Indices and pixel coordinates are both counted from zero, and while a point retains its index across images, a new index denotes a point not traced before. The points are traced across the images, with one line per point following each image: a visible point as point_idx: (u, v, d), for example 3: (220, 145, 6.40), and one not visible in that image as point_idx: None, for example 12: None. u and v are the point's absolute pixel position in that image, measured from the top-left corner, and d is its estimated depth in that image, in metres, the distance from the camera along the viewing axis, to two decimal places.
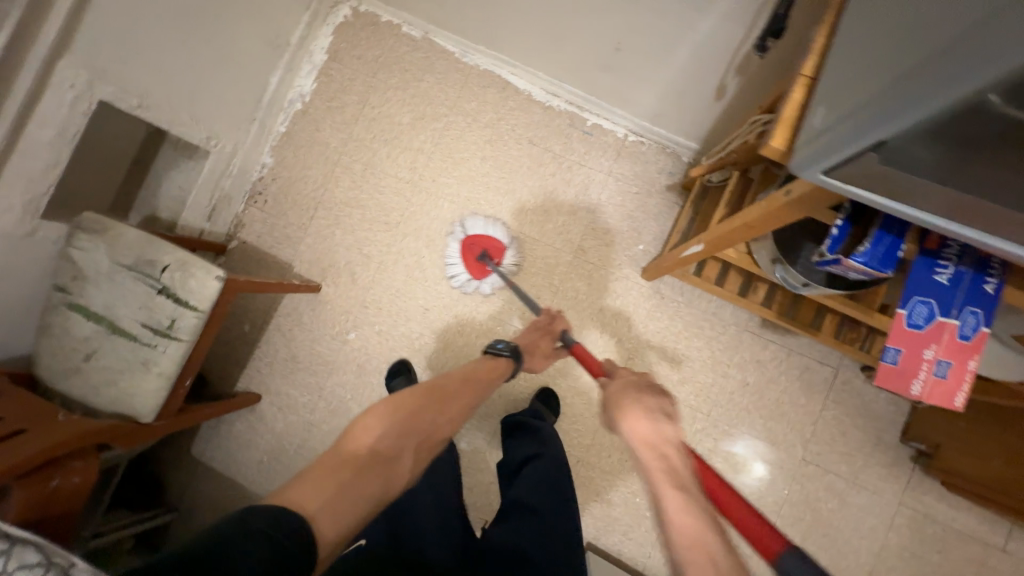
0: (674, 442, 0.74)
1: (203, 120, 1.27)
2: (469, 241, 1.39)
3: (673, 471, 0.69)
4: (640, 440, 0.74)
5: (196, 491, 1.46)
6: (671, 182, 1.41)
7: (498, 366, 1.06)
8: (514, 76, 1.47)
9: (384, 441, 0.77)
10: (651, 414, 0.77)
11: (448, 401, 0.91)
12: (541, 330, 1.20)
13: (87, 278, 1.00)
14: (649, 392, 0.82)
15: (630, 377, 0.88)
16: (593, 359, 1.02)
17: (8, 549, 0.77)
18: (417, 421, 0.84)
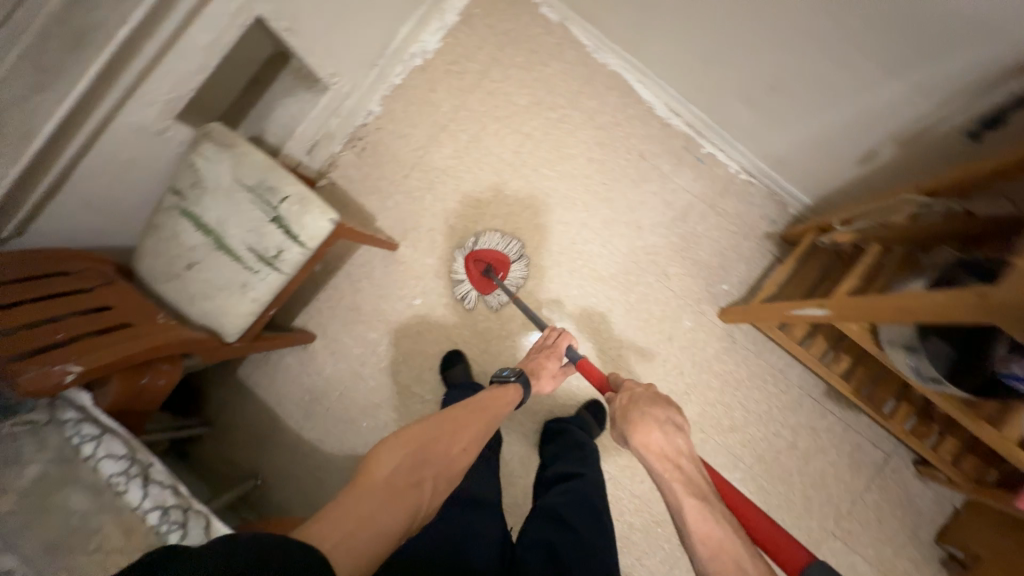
0: (686, 453, 0.86)
1: (334, 56, 1.26)
2: (473, 256, 1.39)
3: (692, 481, 0.81)
4: (656, 453, 0.86)
5: (232, 410, 1.48)
6: (772, 230, 1.38)
7: (508, 396, 1.07)
8: (641, 85, 1.44)
9: (398, 473, 0.81)
10: (663, 428, 0.88)
11: (461, 431, 0.94)
12: (544, 351, 1.19)
13: (205, 188, 1.01)
14: (660, 404, 0.93)
15: (637, 391, 0.98)
16: (597, 372, 1.09)
17: (99, 435, 0.81)
18: (431, 452, 0.87)
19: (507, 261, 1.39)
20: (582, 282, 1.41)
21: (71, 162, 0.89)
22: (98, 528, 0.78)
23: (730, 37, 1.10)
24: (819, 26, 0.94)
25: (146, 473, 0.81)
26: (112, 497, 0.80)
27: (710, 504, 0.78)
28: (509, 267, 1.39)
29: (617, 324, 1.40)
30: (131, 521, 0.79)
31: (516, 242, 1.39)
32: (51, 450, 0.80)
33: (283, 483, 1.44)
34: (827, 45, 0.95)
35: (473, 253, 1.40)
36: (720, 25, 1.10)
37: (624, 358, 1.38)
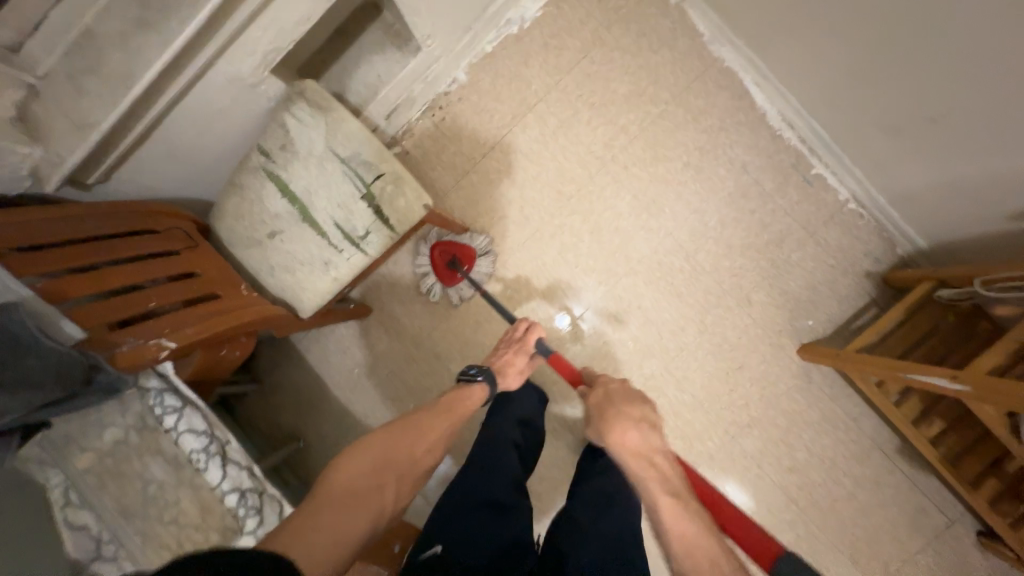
0: (659, 450, 0.98)
1: (432, 16, 1.14)
2: (438, 247, 1.35)
3: (666, 480, 0.92)
4: (632, 450, 0.96)
5: (280, 373, 1.47)
6: (873, 269, 1.27)
7: (471, 396, 1.01)
8: (758, 88, 1.30)
9: (362, 477, 0.79)
10: (639, 427, 0.99)
11: (423, 431, 0.91)
12: (511, 346, 1.13)
13: (295, 152, 0.93)
14: (636, 405, 1.03)
15: (612, 386, 1.08)
16: (569, 368, 1.16)
17: (181, 408, 0.78)
18: (391, 453, 0.85)
19: (474, 255, 1.33)
20: (657, 295, 1.33)
21: (162, 112, 0.81)
22: (175, 502, 0.77)
23: (892, 56, 0.95)
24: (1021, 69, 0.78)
25: (224, 452, 0.80)
26: (190, 473, 0.78)
27: (683, 501, 0.89)
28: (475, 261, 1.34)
29: (687, 345, 1.32)
30: (207, 500, 0.78)
31: (482, 235, 1.34)
32: (131, 417, 0.78)
33: (324, 453, 1.43)
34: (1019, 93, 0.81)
35: (437, 245, 1.35)
36: (885, 41, 0.94)
37: (690, 381, 1.32)
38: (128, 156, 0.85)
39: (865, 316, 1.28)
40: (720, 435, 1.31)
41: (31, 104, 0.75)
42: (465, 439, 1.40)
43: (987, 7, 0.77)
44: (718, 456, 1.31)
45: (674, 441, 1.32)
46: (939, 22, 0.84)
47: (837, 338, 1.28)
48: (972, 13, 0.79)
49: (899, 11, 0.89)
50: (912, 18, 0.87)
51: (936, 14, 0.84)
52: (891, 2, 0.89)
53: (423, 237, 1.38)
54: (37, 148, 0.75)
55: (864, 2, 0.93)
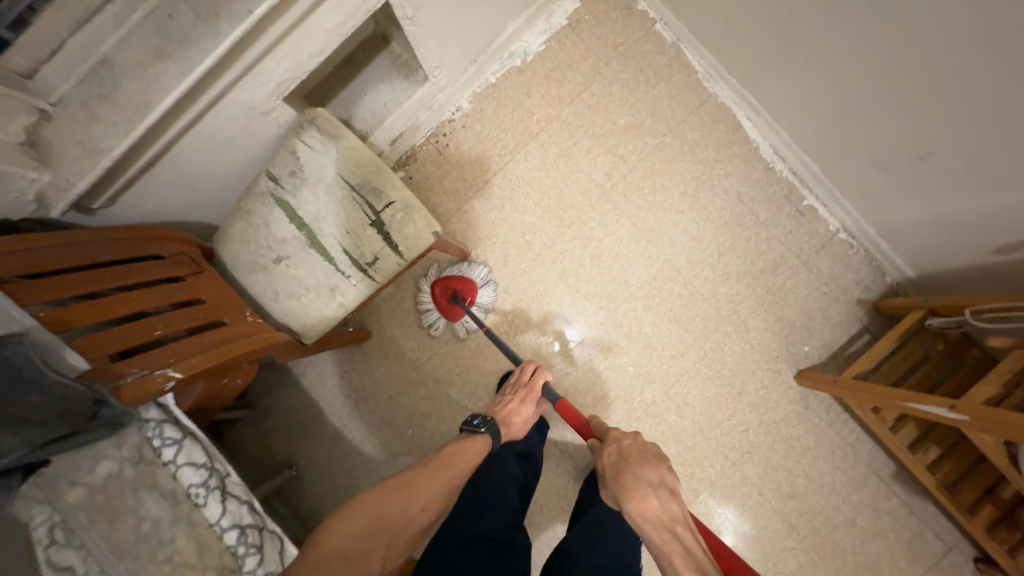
0: (680, 519, 0.82)
1: (440, 49, 1.18)
2: (438, 284, 1.34)
3: (694, 557, 0.76)
4: (653, 521, 0.81)
5: (273, 398, 1.43)
6: (864, 296, 1.32)
7: (473, 449, 0.98)
8: (750, 123, 1.36)
9: (350, 543, 0.78)
10: (657, 493, 0.85)
11: (420, 489, 0.88)
12: (519, 391, 1.13)
13: (304, 178, 0.93)
14: (652, 465, 0.90)
15: (625, 444, 0.94)
16: (576, 416, 1.03)
17: (180, 440, 0.77)
18: (385, 516, 0.82)
19: (477, 287, 1.34)
20: (657, 321, 1.35)
21: (173, 139, 0.81)
22: (170, 539, 0.74)
23: (884, 97, 1.00)
24: (1013, 114, 0.83)
25: (224, 485, 0.78)
26: (188, 509, 0.76)
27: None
28: (477, 294, 1.34)
29: (687, 370, 1.34)
30: (206, 538, 0.76)
31: (484, 268, 1.35)
32: (127, 449, 0.75)
33: (318, 481, 1.39)
34: (1012, 134, 0.85)
35: (437, 281, 1.35)
36: (877, 85, 1.00)
37: (690, 406, 1.33)
38: (137, 179, 0.84)
39: (858, 343, 1.32)
40: (720, 461, 1.31)
41: (41, 129, 0.74)
42: None
43: (980, 57, 0.82)
44: (719, 482, 1.30)
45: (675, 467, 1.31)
46: (933, 68, 0.89)
47: (832, 365, 1.31)
48: (965, 62, 0.84)
49: (893, 57, 0.94)
50: (907, 63, 0.92)
51: (931, 61, 0.89)
52: (884, 49, 0.94)
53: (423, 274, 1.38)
54: (45, 172, 0.74)
55: (858, 48, 0.98)
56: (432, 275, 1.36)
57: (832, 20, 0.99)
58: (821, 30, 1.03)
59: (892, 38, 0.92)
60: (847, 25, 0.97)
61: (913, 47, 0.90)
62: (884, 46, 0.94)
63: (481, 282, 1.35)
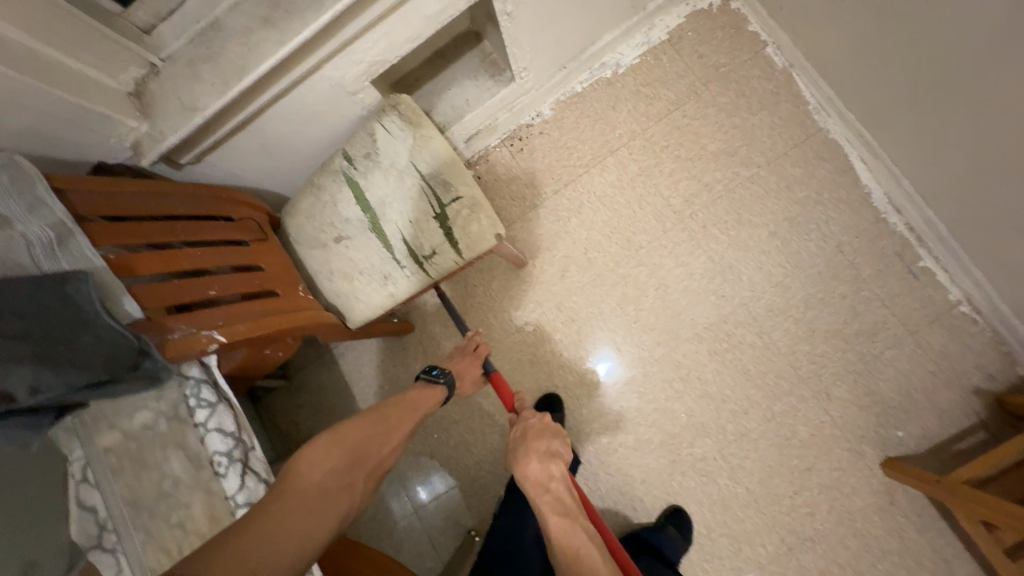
0: (558, 476, 0.88)
1: (532, 51, 1.14)
2: None
3: (559, 500, 0.85)
4: (530, 478, 0.87)
5: (309, 375, 1.43)
6: (983, 385, 1.10)
7: (432, 398, 0.95)
8: (864, 166, 1.20)
9: (332, 475, 0.74)
10: (541, 457, 0.89)
11: (389, 431, 0.85)
12: (465, 357, 1.07)
13: (377, 162, 0.92)
14: (546, 435, 0.93)
15: (531, 421, 0.96)
16: (507, 390, 1.01)
17: (214, 405, 0.75)
18: (361, 450, 0.79)
19: None
20: (720, 369, 1.21)
21: (260, 108, 0.82)
22: (187, 504, 0.73)
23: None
24: None
25: (246, 458, 0.75)
26: (209, 476, 0.75)
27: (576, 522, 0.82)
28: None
29: (749, 429, 1.18)
30: (219, 510, 0.73)
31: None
32: (165, 404, 0.75)
33: None
34: None
35: None
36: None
37: (746, 472, 1.17)
38: (222, 142, 0.86)
39: (969, 439, 1.10)
40: (774, 542, 1.13)
41: (148, 83, 0.78)
42: (484, 485, 1.29)
43: None
44: (769, 566, 1.13)
45: (718, 538, 1.15)
46: None
47: (932, 460, 1.10)
48: None
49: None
50: None
51: None
52: None
53: None
54: (144, 123, 0.77)
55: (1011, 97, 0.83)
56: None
57: (982, 62, 0.85)
58: (965, 73, 0.88)
59: None
60: (1004, 69, 0.82)
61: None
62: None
63: None
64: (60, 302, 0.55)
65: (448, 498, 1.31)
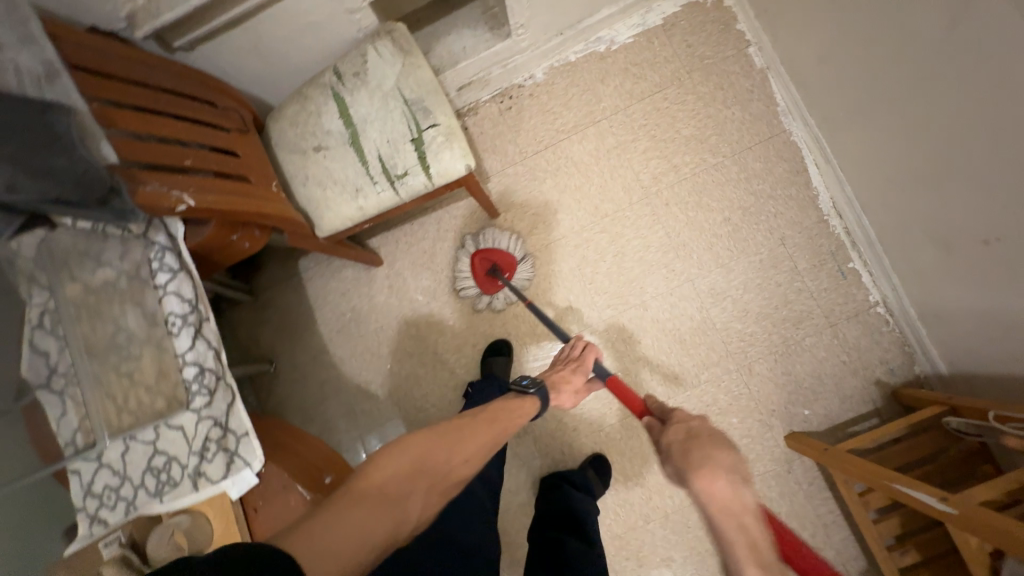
0: (752, 508, 0.72)
1: (532, 9, 1.20)
2: (481, 254, 1.33)
3: (753, 543, 0.68)
4: (717, 503, 0.73)
5: (276, 294, 1.47)
6: (883, 378, 1.23)
7: (523, 408, 0.89)
8: (817, 170, 1.30)
9: (396, 480, 0.66)
10: (731, 477, 0.75)
11: (465, 439, 0.76)
12: (569, 364, 1.07)
13: (365, 81, 0.96)
14: (724, 447, 0.80)
15: (693, 424, 0.87)
16: (632, 396, 0.99)
17: (175, 271, 0.80)
18: (428, 462, 0.70)
19: (517, 264, 1.32)
20: (660, 336, 1.31)
21: (256, 6, 0.86)
22: (137, 356, 0.79)
23: (958, 170, 0.92)
24: None
25: (200, 325, 0.81)
26: (162, 334, 0.81)
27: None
28: (516, 268, 1.33)
29: (676, 393, 1.29)
30: (167, 364, 0.80)
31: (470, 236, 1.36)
32: (128, 264, 0.81)
33: (292, 383, 1.43)
34: None
35: (480, 251, 1.34)
36: (945, 157, 0.93)
37: None
38: (215, 34, 0.89)
39: (864, 424, 1.23)
40: (681, 495, 1.25)
41: None
42: (427, 417, 1.36)
43: None
44: (674, 516, 1.25)
45: (633, 486, 1.27)
46: (1008, 141, 0.80)
47: (829, 437, 1.23)
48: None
49: (965, 128, 0.87)
50: (983, 133, 0.84)
51: (1004, 135, 0.80)
52: (958, 114, 0.87)
53: (463, 246, 1.38)
54: None
55: (938, 116, 0.91)
56: (471, 249, 1.35)
57: (912, 84, 0.94)
58: (897, 87, 0.97)
59: (966, 104, 0.85)
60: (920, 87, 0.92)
61: (985, 120, 0.83)
62: (964, 114, 0.86)
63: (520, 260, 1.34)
64: (38, 124, 0.59)
65: (392, 426, 1.38)
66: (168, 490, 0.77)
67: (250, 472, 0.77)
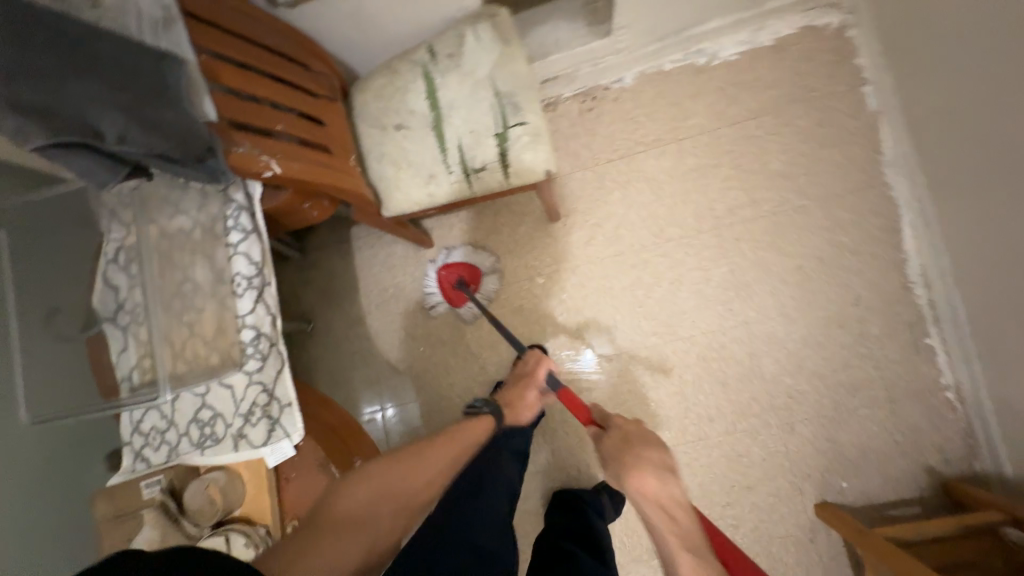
0: (683, 502, 0.77)
1: (638, 11, 1.12)
2: (445, 268, 1.34)
3: (684, 533, 0.74)
4: (649, 499, 0.78)
5: (324, 257, 1.48)
6: (936, 467, 1.15)
7: (478, 427, 0.94)
8: (912, 234, 1.20)
9: (361, 506, 0.77)
10: (659, 473, 0.79)
11: (425, 462, 0.86)
12: (522, 380, 1.04)
13: (458, 64, 0.92)
14: (655, 447, 0.84)
15: (629, 427, 0.89)
16: (579, 403, 0.95)
17: (247, 232, 0.80)
18: (390, 485, 0.81)
19: (481, 274, 1.34)
20: (702, 374, 1.25)
21: None
22: (199, 309, 0.80)
23: None
24: None
25: (261, 289, 0.81)
26: (225, 292, 0.81)
27: (709, 565, 0.69)
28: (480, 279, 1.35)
29: (707, 435, 1.24)
30: (226, 321, 0.80)
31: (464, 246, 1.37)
32: (203, 216, 0.81)
33: (325, 347, 1.45)
34: None
35: (444, 266, 1.36)
36: None
37: (691, 470, 1.23)
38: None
39: (903, 509, 1.16)
40: None
41: None
42: (450, 407, 1.36)
43: None
44: None
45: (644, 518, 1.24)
46: None
47: (862, 515, 1.16)
48: None
49: None
50: None
51: None
52: None
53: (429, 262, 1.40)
54: None
55: None
56: (436, 264, 1.37)
57: None
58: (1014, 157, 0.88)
59: None
60: None
61: None
62: None
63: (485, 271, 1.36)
64: (153, 74, 0.62)
65: (414, 408, 1.38)
66: (210, 445, 0.79)
67: (289, 444, 0.79)
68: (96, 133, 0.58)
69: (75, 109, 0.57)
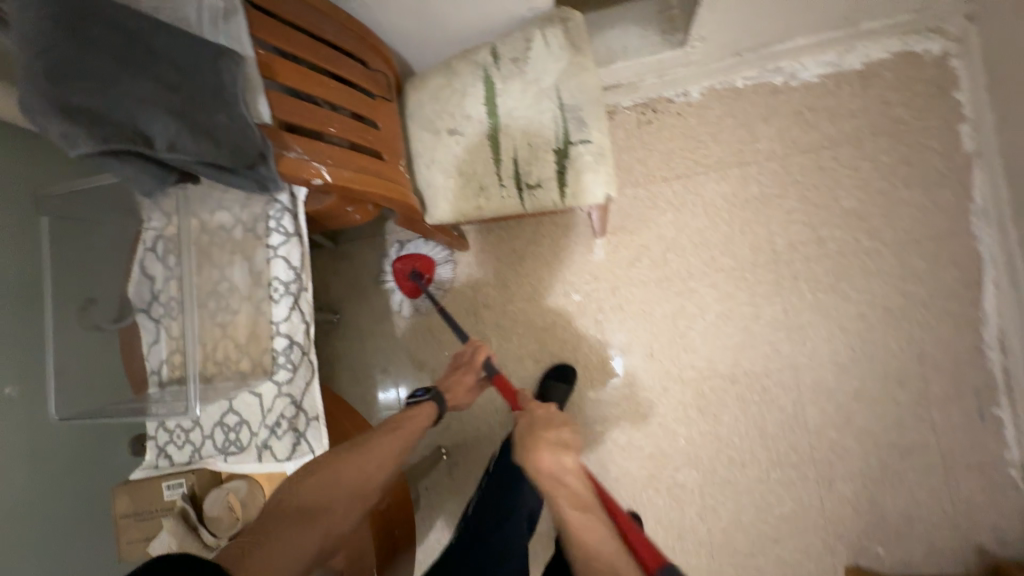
0: (578, 470, 0.69)
1: (719, 22, 1.03)
2: (399, 260, 1.30)
3: (575, 495, 0.66)
4: (542, 473, 0.68)
5: (356, 249, 1.45)
6: (988, 547, 1.06)
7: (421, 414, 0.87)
8: (994, 293, 1.09)
9: (309, 498, 0.70)
10: (553, 448, 0.71)
11: (372, 448, 0.78)
12: (460, 367, 0.96)
13: (522, 69, 0.85)
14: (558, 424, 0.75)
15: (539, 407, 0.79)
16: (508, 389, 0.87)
17: (288, 237, 0.77)
18: (341, 472, 0.73)
19: (436, 264, 1.29)
20: (740, 416, 1.18)
21: None
22: (235, 311, 0.79)
23: None
24: None
25: (298, 296, 0.78)
26: (262, 296, 0.78)
27: (597, 519, 0.63)
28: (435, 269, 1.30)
29: (737, 481, 1.17)
30: (260, 326, 0.78)
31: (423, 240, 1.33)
32: (245, 216, 0.78)
33: (350, 340, 1.43)
34: None
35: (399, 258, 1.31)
36: None
37: (716, 514, 1.17)
38: None
39: None
40: None
41: None
42: None
43: None
44: None
45: None
46: None
47: None
48: None
49: None
50: None
51: None
52: None
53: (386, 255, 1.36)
54: None
55: None
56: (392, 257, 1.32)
57: None
58: None
59: None
60: None
61: None
62: None
63: (440, 261, 1.31)
64: (210, 73, 0.61)
65: None
66: (233, 452, 0.78)
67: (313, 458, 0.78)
68: (148, 139, 0.58)
69: (130, 116, 0.57)
